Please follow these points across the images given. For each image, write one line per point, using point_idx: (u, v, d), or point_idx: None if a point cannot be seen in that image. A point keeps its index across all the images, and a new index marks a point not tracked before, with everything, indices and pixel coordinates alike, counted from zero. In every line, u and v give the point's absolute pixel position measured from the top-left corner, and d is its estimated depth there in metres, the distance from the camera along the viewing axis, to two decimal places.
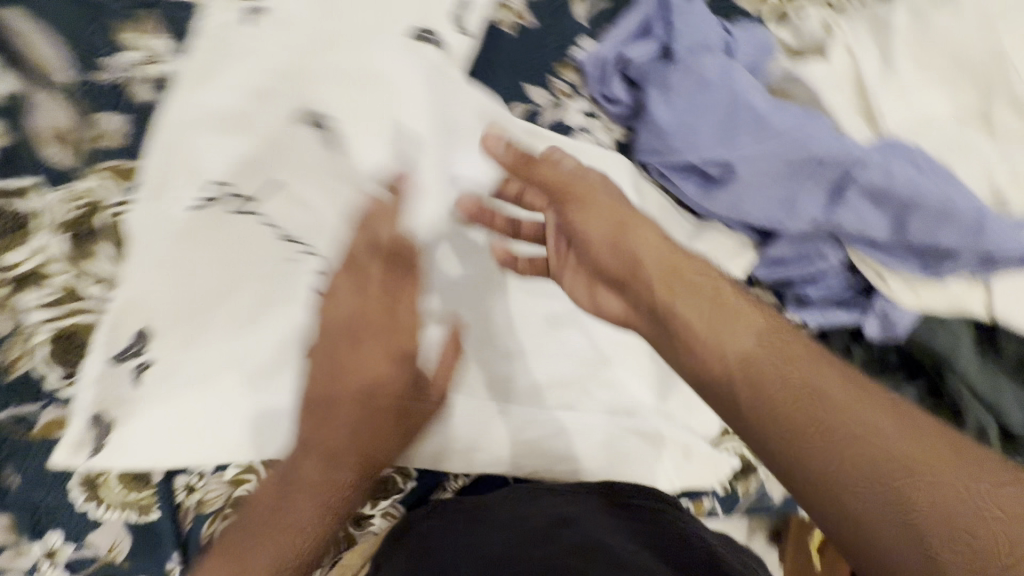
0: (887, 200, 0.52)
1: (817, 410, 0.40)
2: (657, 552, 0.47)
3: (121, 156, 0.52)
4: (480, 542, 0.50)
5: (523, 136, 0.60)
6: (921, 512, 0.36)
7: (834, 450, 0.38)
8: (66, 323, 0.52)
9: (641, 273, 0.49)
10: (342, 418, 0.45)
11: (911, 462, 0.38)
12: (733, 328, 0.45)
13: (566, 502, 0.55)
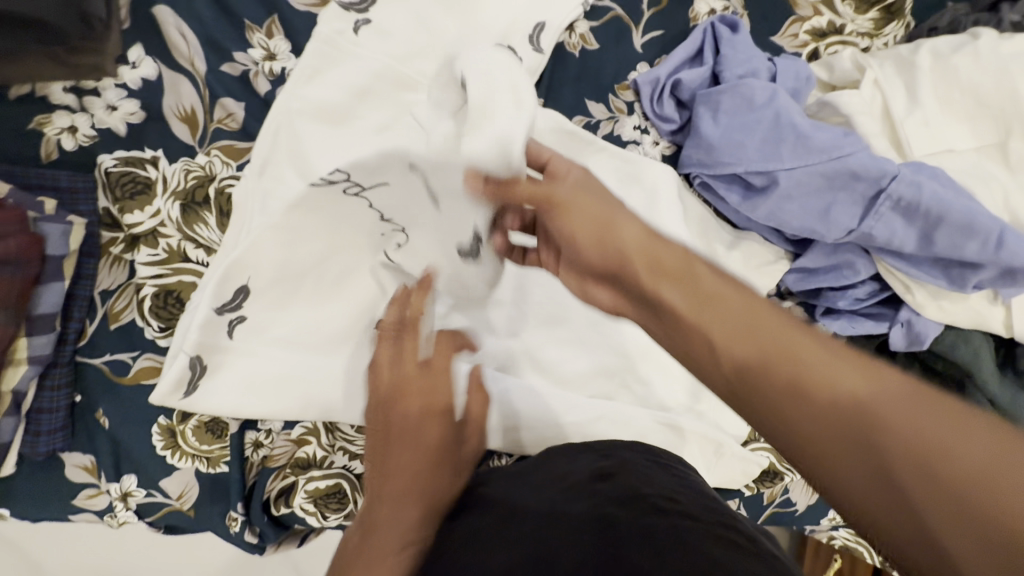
0: (917, 215, 0.57)
1: (825, 409, 0.34)
2: (703, 504, 0.51)
3: (233, 138, 0.59)
4: (524, 503, 0.52)
5: (583, 145, 0.67)
6: (906, 488, 0.30)
7: (850, 451, 0.33)
8: (170, 280, 0.58)
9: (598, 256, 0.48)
10: (402, 499, 0.49)
11: (893, 425, 0.32)
12: (743, 336, 0.39)
13: (616, 459, 0.58)
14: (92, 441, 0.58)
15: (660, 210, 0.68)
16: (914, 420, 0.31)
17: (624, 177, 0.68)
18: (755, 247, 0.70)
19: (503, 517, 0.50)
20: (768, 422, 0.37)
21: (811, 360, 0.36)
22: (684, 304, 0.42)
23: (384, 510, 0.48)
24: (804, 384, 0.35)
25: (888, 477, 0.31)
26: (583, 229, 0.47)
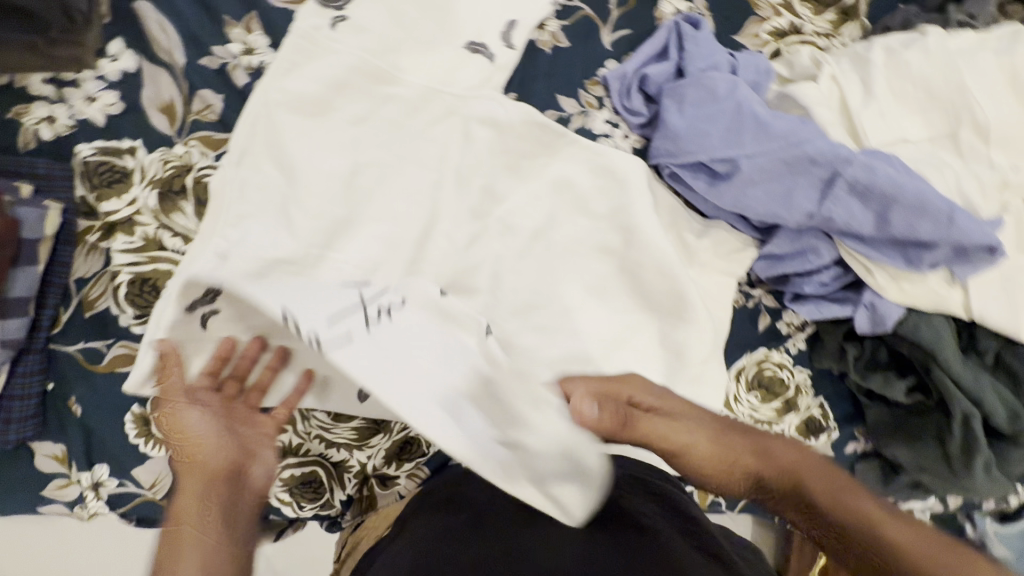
0: (872, 196, 0.60)
1: (803, 499, 0.57)
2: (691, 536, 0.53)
3: (211, 129, 0.60)
4: (496, 513, 0.56)
5: (555, 137, 0.70)
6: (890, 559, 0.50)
7: (818, 518, 0.56)
8: (146, 268, 0.58)
9: (646, 422, 0.59)
10: (196, 501, 0.50)
11: (836, 496, 0.56)
12: (725, 470, 0.60)
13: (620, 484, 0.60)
14: (64, 430, 0.57)
15: (632, 200, 0.70)
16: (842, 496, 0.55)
17: (596, 169, 0.71)
18: (723, 235, 0.73)
19: (476, 524, 0.54)
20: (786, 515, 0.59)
21: (777, 450, 0.60)
22: (699, 440, 0.60)
23: (179, 509, 0.50)
24: (792, 474, 0.58)
25: (902, 562, 0.50)
26: (680, 432, 0.60)
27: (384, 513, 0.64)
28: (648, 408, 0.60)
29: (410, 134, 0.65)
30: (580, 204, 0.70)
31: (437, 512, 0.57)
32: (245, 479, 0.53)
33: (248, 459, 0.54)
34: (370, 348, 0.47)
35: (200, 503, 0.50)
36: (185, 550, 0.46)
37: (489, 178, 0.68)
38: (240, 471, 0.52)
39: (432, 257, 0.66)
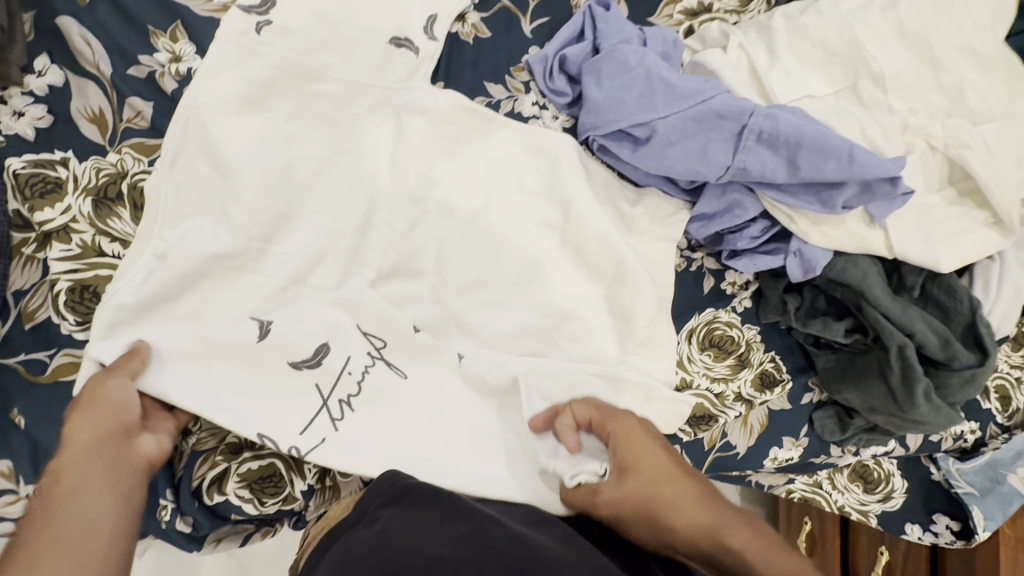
0: (778, 144, 0.65)
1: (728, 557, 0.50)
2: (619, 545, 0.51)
3: (144, 134, 0.62)
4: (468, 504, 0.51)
5: (485, 121, 0.73)
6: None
7: None
8: (85, 275, 0.59)
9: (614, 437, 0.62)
10: (89, 463, 0.47)
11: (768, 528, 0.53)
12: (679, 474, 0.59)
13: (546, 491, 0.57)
14: (9, 443, 0.57)
15: (564, 173, 0.74)
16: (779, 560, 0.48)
17: (528, 148, 0.74)
18: (656, 201, 0.77)
19: (449, 513, 0.49)
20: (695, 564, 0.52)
21: (709, 511, 0.54)
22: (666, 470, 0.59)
23: (67, 469, 0.47)
24: (710, 531, 0.52)
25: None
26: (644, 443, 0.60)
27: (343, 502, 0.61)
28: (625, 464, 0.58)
29: (343, 127, 0.68)
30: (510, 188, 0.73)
31: (407, 505, 0.51)
32: (136, 458, 0.51)
33: (138, 435, 0.53)
34: (362, 426, 0.62)
35: (107, 470, 0.48)
36: (65, 521, 0.43)
37: (425, 165, 0.70)
38: (131, 445, 0.51)
39: (374, 244, 0.68)
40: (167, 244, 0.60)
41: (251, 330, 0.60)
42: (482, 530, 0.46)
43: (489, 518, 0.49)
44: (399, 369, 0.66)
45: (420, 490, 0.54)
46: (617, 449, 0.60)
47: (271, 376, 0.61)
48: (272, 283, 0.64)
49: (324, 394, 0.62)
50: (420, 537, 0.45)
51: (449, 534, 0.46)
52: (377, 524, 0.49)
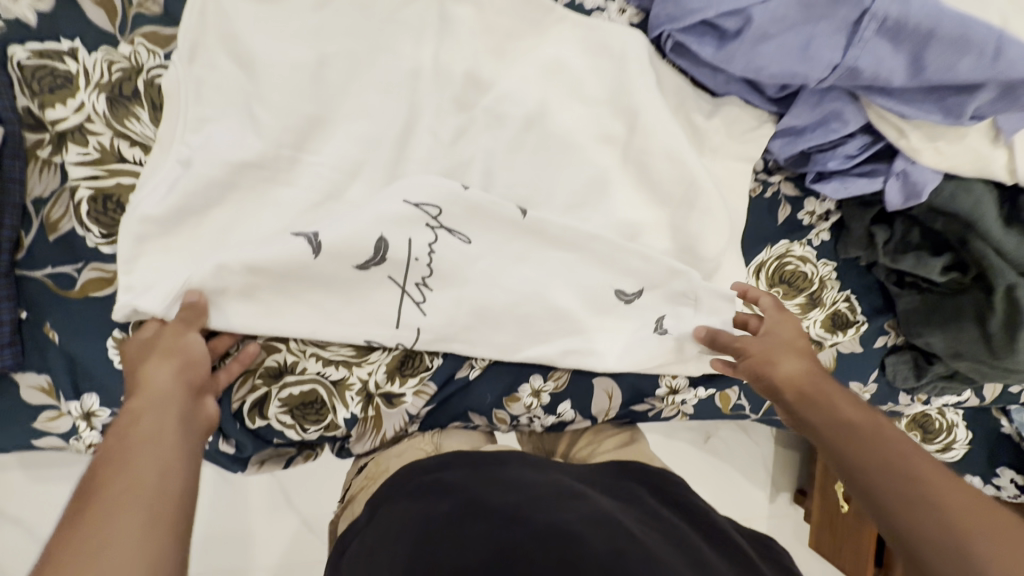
0: (905, 35, 0.53)
1: (870, 439, 0.50)
2: (667, 538, 0.46)
3: (156, 23, 0.55)
4: (488, 494, 0.47)
5: (543, 13, 0.63)
6: (921, 482, 0.45)
7: (845, 433, 0.52)
8: (107, 184, 0.53)
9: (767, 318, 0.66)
10: (161, 415, 0.45)
11: (902, 448, 0.48)
12: (805, 379, 0.59)
13: (567, 475, 0.53)
14: (46, 358, 0.55)
15: (632, 78, 0.64)
16: (900, 454, 0.48)
17: (590, 47, 0.64)
18: (735, 112, 0.67)
19: (469, 507, 0.46)
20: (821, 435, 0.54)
21: (851, 411, 0.54)
22: (794, 368, 0.60)
23: (142, 417, 0.44)
24: (859, 425, 0.52)
25: (906, 512, 0.44)
26: (795, 355, 0.61)
27: (385, 465, 0.61)
28: (804, 352, 0.63)
29: (380, 17, 0.58)
30: (568, 98, 0.64)
31: (418, 498, 0.48)
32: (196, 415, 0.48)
33: (203, 400, 0.50)
34: (443, 306, 0.61)
35: (180, 421, 0.45)
36: (139, 463, 0.39)
37: (472, 64, 0.61)
38: (196, 404, 0.49)
39: (415, 155, 0.60)
40: (187, 148, 0.53)
41: (304, 248, 0.54)
42: (505, 530, 0.43)
43: (512, 509, 0.45)
44: (461, 235, 0.60)
45: (433, 482, 0.50)
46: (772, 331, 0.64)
47: (344, 294, 0.58)
48: (304, 198, 0.57)
49: (398, 284, 0.59)
50: (435, 545, 0.42)
51: (469, 538, 0.42)
52: (384, 522, 0.47)
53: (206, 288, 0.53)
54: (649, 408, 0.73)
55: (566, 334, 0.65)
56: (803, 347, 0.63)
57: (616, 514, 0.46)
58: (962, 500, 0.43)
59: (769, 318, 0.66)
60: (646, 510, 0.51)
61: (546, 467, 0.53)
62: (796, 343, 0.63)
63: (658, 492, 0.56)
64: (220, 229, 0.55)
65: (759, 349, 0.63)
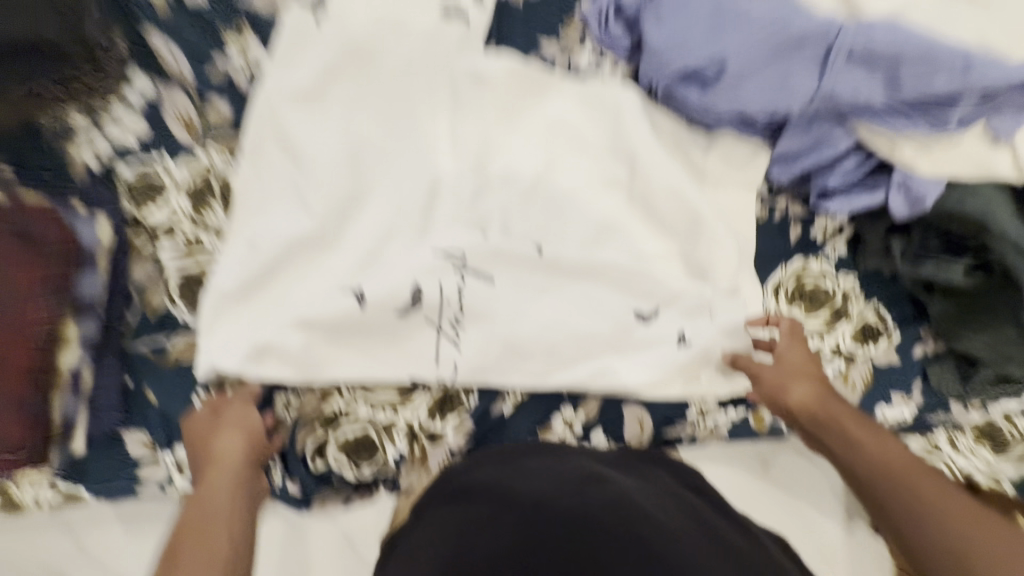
0: (875, 62, 0.57)
1: (900, 471, 0.59)
2: (693, 520, 0.48)
3: (226, 133, 0.67)
4: (518, 487, 0.51)
5: (543, 80, 0.71)
6: (928, 500, 0.56)
7: (875, 467, 0.60)
8: (190, 266, 0.65)
9: (786, 350, 0.69)
10: (223, 484, 0.56)
11: (914, 474, 0.58)
12: (824, 407, 0.65)
13: (584, 461, 0.56)
14: (144, 418, 0.64)
15: (627, 126, 0.71)
16: (917, 481, 0.58)
17: (588, 104, 0.72)
18: (731, 145, 0.71)
19: (501, 502, 0.49)
20: (859, 473, 0.60)
21: (868, 440, 0.61)
22: (812, 396, 0.66)
23: (209, 489, 0.55)
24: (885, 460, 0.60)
25: (929, 525, 0.55)
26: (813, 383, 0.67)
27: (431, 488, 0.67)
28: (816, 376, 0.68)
29: (404, 105, 0.69)
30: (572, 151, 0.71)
31: (456, 500, 0.52)
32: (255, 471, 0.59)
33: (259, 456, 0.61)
34: (475, 345, 0.66)
35: (237, 489, 0.56)
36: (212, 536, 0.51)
37: (483, 133, 0.70)
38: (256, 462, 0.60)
39: (441, 216, 0.68)
40: (254, 230, 0.64)
41: (352, 303, 0.63)
42: (534, 519, 0.46)
43: (540, 499, 0.48)
44: (485, 275, 0.67)
45: (468, 481, 0.54)
46: (790, 360, 0.68)
47: (390, 341, 0.65)
48: (350, 261, 0.65)
49: (434, 324, 0.65)
50: (476, 534, 0.46)
51: (502, 527, 0.46)
52: (427, 524, 0.51)
53: (274, 347, 0.62)
54: (682, 433, 0.74)
55: (600, 355, 0.69)
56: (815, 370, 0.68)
57: (635, 498, 0.49)
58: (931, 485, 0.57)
59: (781, 347, 0.69)
60: (667, 492, 0.53)
61: (570, 454, 0.58)
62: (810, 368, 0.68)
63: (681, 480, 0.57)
64: (281, 294, 0.64)
65: (773, 377, 0.68)
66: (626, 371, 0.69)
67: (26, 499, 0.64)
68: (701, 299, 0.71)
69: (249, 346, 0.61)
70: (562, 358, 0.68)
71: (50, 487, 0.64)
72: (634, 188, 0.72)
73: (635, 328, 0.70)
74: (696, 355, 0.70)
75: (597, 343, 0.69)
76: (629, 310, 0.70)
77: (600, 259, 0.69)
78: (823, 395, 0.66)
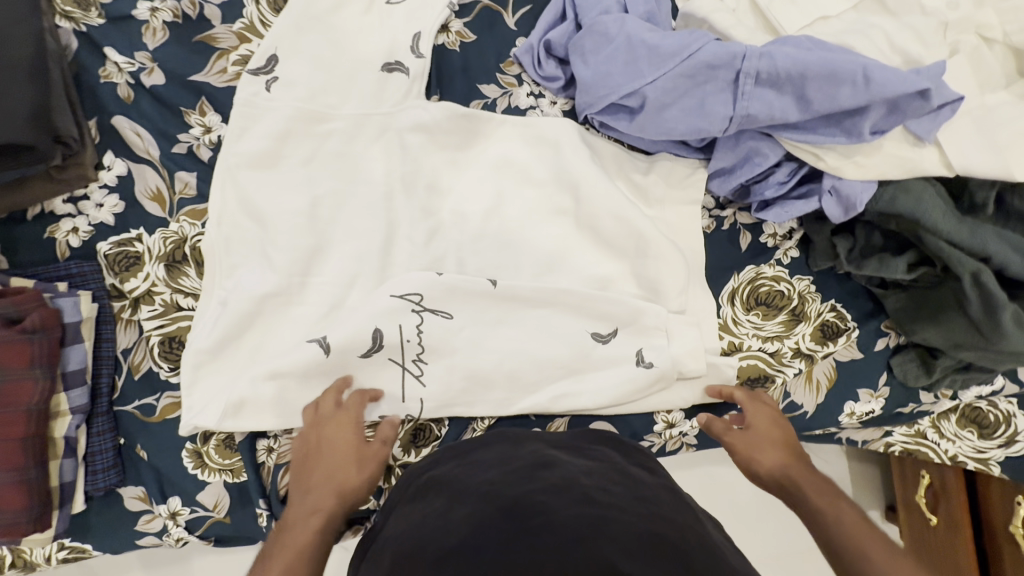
0: (782, 82, 0.60)
1: (852, 535, 0.55)
2: (638, 496, 0.48)
3: (193, 202, 0.72)
4: (468, 478, 0.52)
5: (483, 122, 0.75)
6: (875, 563, 0.51)
7: (835, 532, 0.56)
8: (170, 328, 0.70)
9: (750, 406, 0.72)
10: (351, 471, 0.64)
11: (868, 539, 0.54)
12: (788, 470, 0.66)
13: (536, 449, 0.55)
14: (139, 473, 0.69)
15: (568, 156, 0.75)
16: (870, 544, 0.53)
17: (530, 140, 0.76)
18: (668, 165, 0.75)
19: (452, 497, 0.49)
20: (844, 562, 0.53)
21: (832, 500, 0.60)
22: (772, 458, 0.67)
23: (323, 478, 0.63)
24: (846, 522, 0.56)
25: None
26: (775, 450, 0.68)
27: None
28: (787, 444, 0.69)
29: (356, 158, 0.73)
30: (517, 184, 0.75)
31: (417, 500, 0.53)
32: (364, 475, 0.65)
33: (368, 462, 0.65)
34: (439, 378, 0.70)
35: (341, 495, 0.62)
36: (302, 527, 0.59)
37: (432, 176, 0.74)
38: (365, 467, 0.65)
39: (399, 259, 0.73)
40: (224, 290, 0.69)
41: (316, 350, 0.67)
42: (480, 506, 0.46)
43: (490, 489, 0.48)
44: (443, 311, 0.71)
45: (427, 481, 0.55)
46: (753, 419, 0.71)
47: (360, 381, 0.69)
48: (316, 311, 0.70)
49: (398, 363, 0.69)
50: (420, 531, 0.46)
51: (455, 515, 0.46)
52: (393, 526, 0.51)
53: (249, 401, 0.66)
54: (652, 445, 0.77)
55: (562, 378, 0.72)
56: (778, 429, 0.70)
57: (581, 478, 0.49)
58: (893, 556, 0.52)
59: (746, 411, 0.72)
60: (614, 468, 0.54)
61: (524, 440, 0.58)
62: (775, 426, 0.71)
63: (631, 458, 0.57)
64: (255, 347, 0.69)
65: (742, 441, 0.70)
66: (588, 391, 0.72)
67: (38, 557, 0.69)
68: (657, 317, 0.73)
69: (226, 401, 0.66)
70: (524, 384, 0.71)
71: (59, 544, 0.69)
72: (579, 214, 0.75)
73: (594, 350, 0.73)
74: (654, 378, 0.72)
75: (556, 367, 0.72)
76: (586, 332, 0.74)
77: (554, 286, 0.73)
78: (787, 457, 0.67)
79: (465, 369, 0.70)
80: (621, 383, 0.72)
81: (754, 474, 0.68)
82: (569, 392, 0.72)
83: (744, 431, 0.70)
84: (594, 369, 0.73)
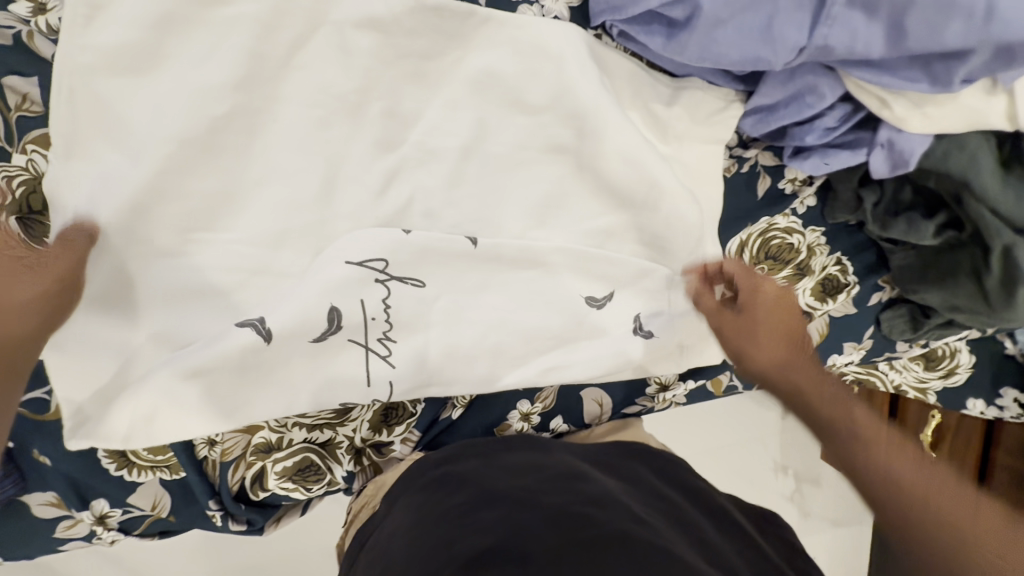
0: (877, 5, 0.47)
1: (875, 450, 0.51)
2: (663, 510, 0.49)
3: (42, 124, 0.49)
4: (497, 481, 0.52)
5: (459, 19, 0.55)
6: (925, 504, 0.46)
7: (821, 420, 0.56)
8: None
9: (758, 284, 0.61)
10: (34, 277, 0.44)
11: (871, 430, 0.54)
12: (796, 373, 0.59)
13: (568, 459, 0.57)
14: (42, 479, 0.55)
15: (574, 78, 0.58)
16: (900, 460, 0.50)
17: (523, 49, 0.57)
18: (698, 96, 0.61)
19: (478, 499, 0.49)
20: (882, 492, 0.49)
21: (839, 398, 0.57)
22: (774, 352, 0.60)
23: None
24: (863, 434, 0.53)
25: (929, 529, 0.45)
26: (777, 347, 0.60)
27: (382, 479, 0.63)
28: (789, 337, 0.60)
29: (281, 65, 0.52)
30: (502, 125, 0.58)
31: (431, 490, 0.53)
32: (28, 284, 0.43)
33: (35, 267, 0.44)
34: (412, 358, 0.59)
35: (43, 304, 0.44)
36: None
37: (391, 98, 0.55)
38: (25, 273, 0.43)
39: (353, 211, 0.56)
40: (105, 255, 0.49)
41: (253, 336, 0.53)
42: (514, 510, 0.46)
43: (517, 494, 0.48)
44: (414, 279, 0.58)
45: (445, 477, 0.55)
46: (757, 308, 0.61)
47: (319, 367, 0.57)
48: (230, 280, 0.53)
49: (361, 343, 0.58)
50: (438, 528, 0.46)
51: (478, 520, 0.45)
52: (398, 515, 0.52)
53: (165, 414, 0.52)
54: (641, 408, 0.74)
55: (555, 350, 0.63)
56: (782, 307, 0.61)
57: (617, 492, 0.49)
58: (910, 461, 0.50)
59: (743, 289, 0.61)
60: (646, 485, 0.54)
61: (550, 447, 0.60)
62: (777, 313, 0.61)
63: (657, 468, 0.59)
64: (156, 337, 0.52)
65: (733, 324, 0.61)
66: (578, 362, 0.64)
67: None
68: (662, 281, 0.65)
69: (137, 411, 0.51)
70: (510, 360, 0.62)
71: None
72: (585, 151, 0.60)
73: (587, 319, 0.64)
74: (651, 346, 0.66)
75: (544, 340, 0.62)
76: (580, 297, 0.63)
77: (544, 245, 0.61)
78: (796, 361, 0.60)
79: (444, 346, 0.60)
80: (615, 354, 0.65)
81: (745, 366, 0.61)
82: (558, 365, 0.63)
83: (738, 313, 0.61)
84: (590, 339, 0.64)
